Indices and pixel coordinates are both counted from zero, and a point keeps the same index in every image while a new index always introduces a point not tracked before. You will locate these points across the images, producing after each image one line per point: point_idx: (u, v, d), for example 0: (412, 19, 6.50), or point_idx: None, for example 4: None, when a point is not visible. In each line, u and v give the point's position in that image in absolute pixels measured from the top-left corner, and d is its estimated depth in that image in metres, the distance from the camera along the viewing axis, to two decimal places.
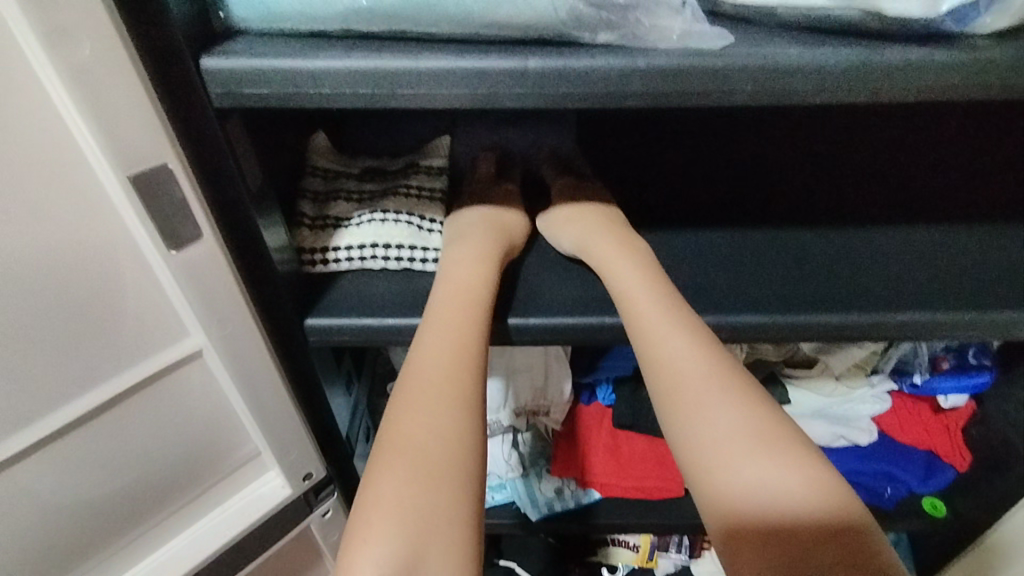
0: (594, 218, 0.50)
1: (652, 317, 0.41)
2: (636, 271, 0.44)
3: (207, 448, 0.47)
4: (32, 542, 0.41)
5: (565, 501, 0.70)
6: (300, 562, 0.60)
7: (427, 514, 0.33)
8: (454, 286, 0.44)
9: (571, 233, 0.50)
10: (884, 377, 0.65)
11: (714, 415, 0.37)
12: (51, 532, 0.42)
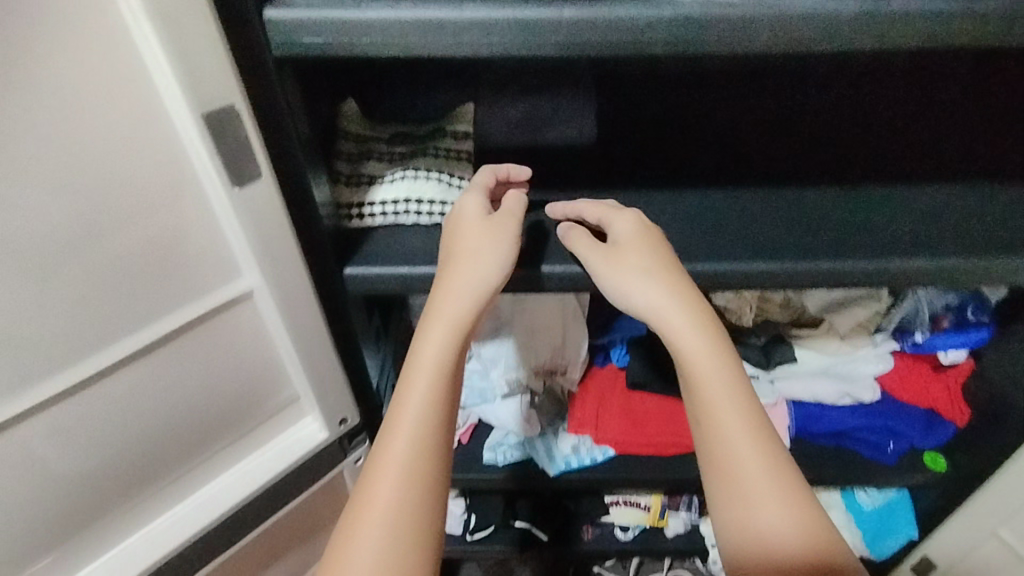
0: (654, 262, 0.45)
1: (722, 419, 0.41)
2: (711, 356, 0.42)
3: (252, 388, 0.50)
4: (100, 465, 0.45)
5: (582, 457, 0.73)
6: (331, 508, 0.63)
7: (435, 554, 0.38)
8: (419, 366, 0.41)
9: (630, 282, 0.44)
10: (887, 337, 0.68)
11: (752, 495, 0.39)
12: (116, 458, 0.45)
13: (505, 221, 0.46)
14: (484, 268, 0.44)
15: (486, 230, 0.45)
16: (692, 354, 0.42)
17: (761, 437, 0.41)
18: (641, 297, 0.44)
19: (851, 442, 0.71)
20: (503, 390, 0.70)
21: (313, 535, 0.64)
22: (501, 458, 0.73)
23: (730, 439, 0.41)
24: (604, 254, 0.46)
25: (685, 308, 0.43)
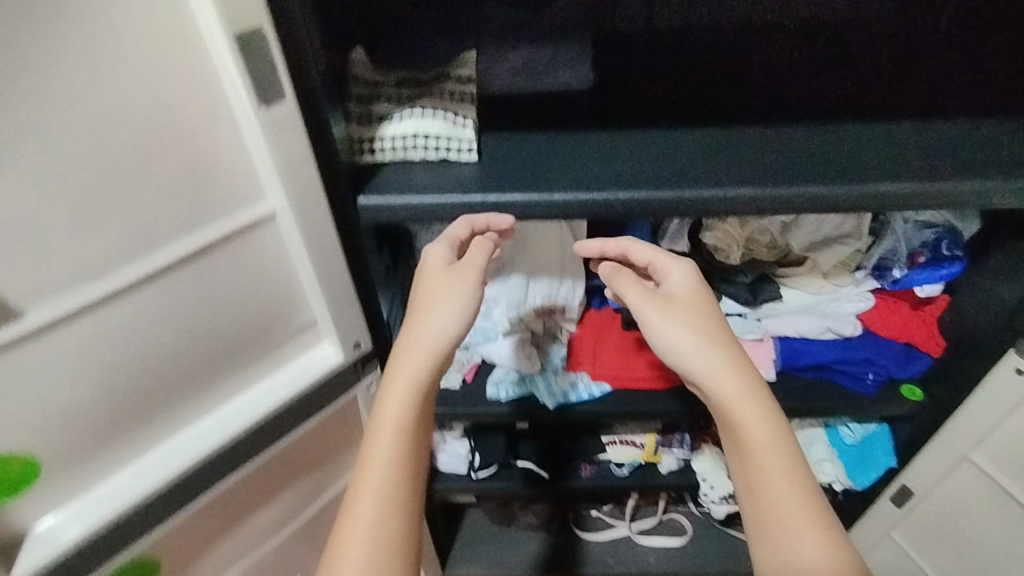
0: (695, 307, 0.52)
1: (760, 455, 0.47)
2: (761, 418, 0.48)
3: (274, 312, 0.53)
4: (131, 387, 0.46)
5: (580, 392, 0.77)
6: (344, 434, 0.67)
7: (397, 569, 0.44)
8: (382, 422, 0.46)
9: (677, 324, 0.51)
10: (867, 274, 0.72)
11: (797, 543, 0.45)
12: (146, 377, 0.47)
13: (460, 274, 0.51)
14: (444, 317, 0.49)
15: (445, 286, 0.51)
16: (730, 400, 0.48)
17: (785, 471, 0.47)
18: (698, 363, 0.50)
19: (834, 375, 0.76)
20: (504, 329, 0.73)
21: (327, 464, 0.67)
22: (503, 394, 0.76)
23: (767, 485, 0.47)
24: (651, 296, 0.53)
25: (726, 354, 0.50)
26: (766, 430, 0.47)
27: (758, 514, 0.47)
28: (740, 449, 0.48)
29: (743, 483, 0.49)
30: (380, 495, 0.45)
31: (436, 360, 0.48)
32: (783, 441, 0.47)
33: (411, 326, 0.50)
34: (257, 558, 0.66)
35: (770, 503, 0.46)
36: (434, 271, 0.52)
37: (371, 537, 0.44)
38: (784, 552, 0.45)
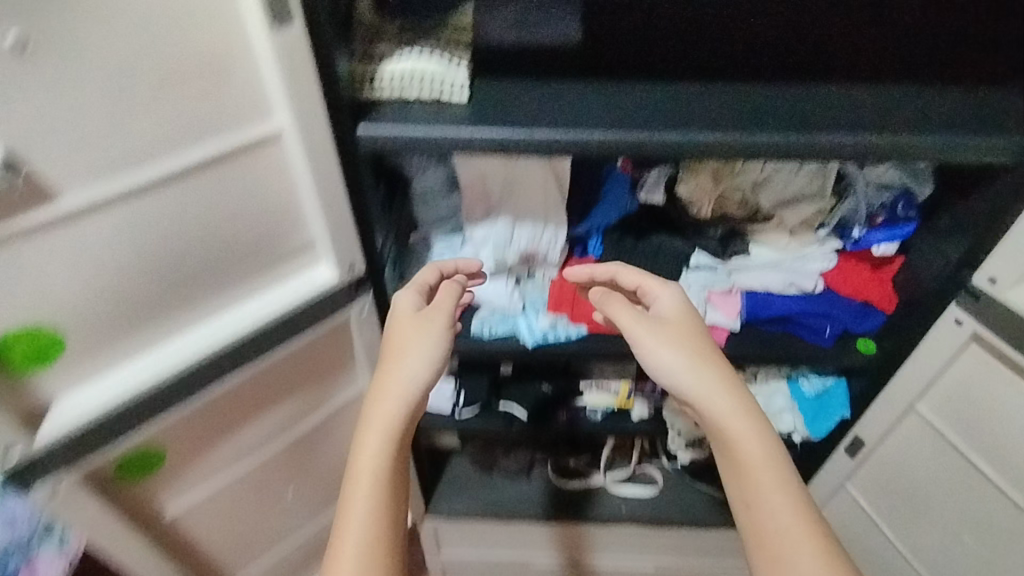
0: (683, 331, 0.59)
1: (756, 473, 0.52)
2: (759, 438, 0.53)
3: (276, 228, 0.58)
4: (144, 280, 0.52)
5: (558, 332, 0.81)
6: (335, 356, 0.72)
7: None
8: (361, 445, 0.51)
9: (667, 346, 0.57)
10: (829, 233, 0.78)
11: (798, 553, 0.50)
12: (157, 274, 0.52)
13: (429, 316, 0.58)
14: (423, 353, 0.55)
15: (416, 328, 0.57)
16: (725, 421, 0.53)
17: (781, 490, 0.52)
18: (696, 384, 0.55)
19: (795, 326, 0.81)
20: (490, 268, 0.80)
21: (318, 383, 0.73)
22: (486, 331, 0.82)
23: (764, 501, 0.52)
24: (642, 319, 0.60)
25: (717, 376, 0.55)
26: (763, 450, 0.53)
27: (755, 527, 0.52)
28: (736, 467, 0.53)
29: (739, 499, 0.54)
30: (368, 509, 0.49)
31: (410, 392, 0.53)
32: (778, 461, 0.52)
33: (388, 358, 0.55)
34: (251, 465, 0.72)
35: (767, 516, 0.51)
36: (404, 313, 0.58)
37: (362, 550, 0.48)
38: (780, 563, 0.50)
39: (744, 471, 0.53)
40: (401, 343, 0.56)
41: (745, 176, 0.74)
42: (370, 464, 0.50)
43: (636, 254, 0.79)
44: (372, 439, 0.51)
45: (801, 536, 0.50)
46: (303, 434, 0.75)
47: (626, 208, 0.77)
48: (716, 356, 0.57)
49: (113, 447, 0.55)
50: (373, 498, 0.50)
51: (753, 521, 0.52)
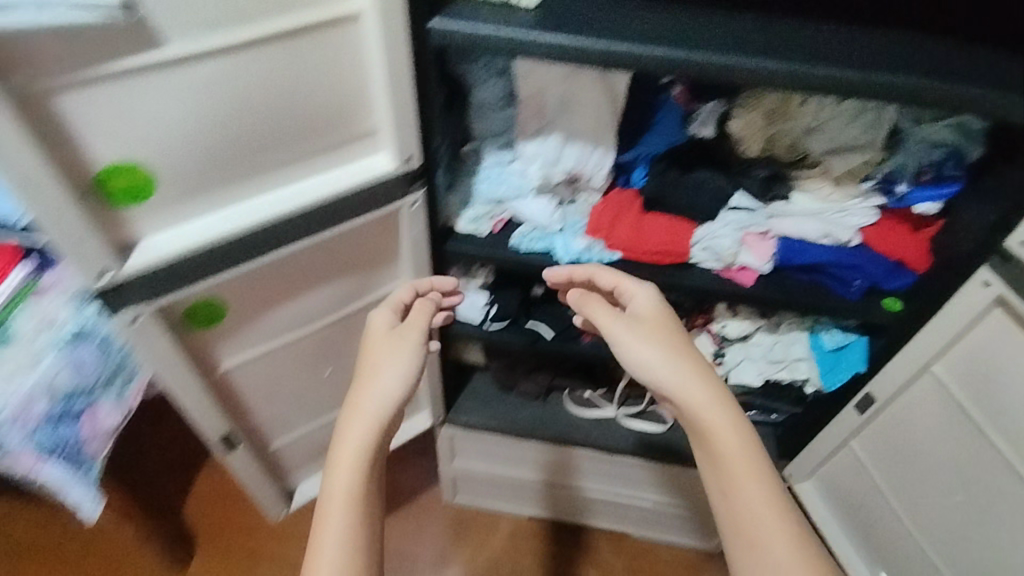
0: (657, 327, 0.70)
1: (731, 463, 0.61)
2: (736, 430, 0.62)
3: (345, 107, 0.62)
4: (224, 136, 0.56)
5: (592, 255, 0.85)
6: (383, 245, 0.78)
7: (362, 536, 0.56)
8: (338, 446, 0.59)
9: (643, 341, 0.69)
10: (874, 187, 0.79)
11: (768, 526, 0.59)
12: (236, 133, 0.57)
13: (400, 337, 0.68)
14: (406, 353, 0.67)
15: (387, 347, 0.68)
16: (701, 414, 0.63)
17: (753, 474, 0.61)
18: (673, 380, 0.65)
19: (825, 277, 0.83)
20: (537, 185, 0.84)
21: (364, 270, 0.79)
22: (523, 245, 0.86)
23: (739, 484, 0.61)
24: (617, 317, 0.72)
25: (692, 369, 0.65)
26: (736, 439, 0.62)
27: (732, 512, 0.61)
28: (713, 456, 0.63)
29: (716, 482, 0.63)
30: (345, 494, 0.57)
31: (384, 402, 0.62)
32: (750, 451, 0.61)
33: (364, 378, 0.65)
34: (297, 334, 0.79)
35: (741, 502, 0.60)
36: (377, 335, 0.69)
37: (347, 502, 0.57)
38: (750, 542, 0.59)
39: (719, 457, 0.62)
40: (375, 363, 0.66)
41: (798, 120, 0.76)
42: (348, 463, 0.58)
43: (679, 187, 0.82)
44: (349, 443, 0.59)
45: (771, 518, 0.59)
46: (346, 316, 0.82)
47: (674, 141, 0.79)
48: (689, 348, 0.68)
49: (185, 292, 0.61)
50: (349, 498, 0.57)
51: (729, 508, 0.61)
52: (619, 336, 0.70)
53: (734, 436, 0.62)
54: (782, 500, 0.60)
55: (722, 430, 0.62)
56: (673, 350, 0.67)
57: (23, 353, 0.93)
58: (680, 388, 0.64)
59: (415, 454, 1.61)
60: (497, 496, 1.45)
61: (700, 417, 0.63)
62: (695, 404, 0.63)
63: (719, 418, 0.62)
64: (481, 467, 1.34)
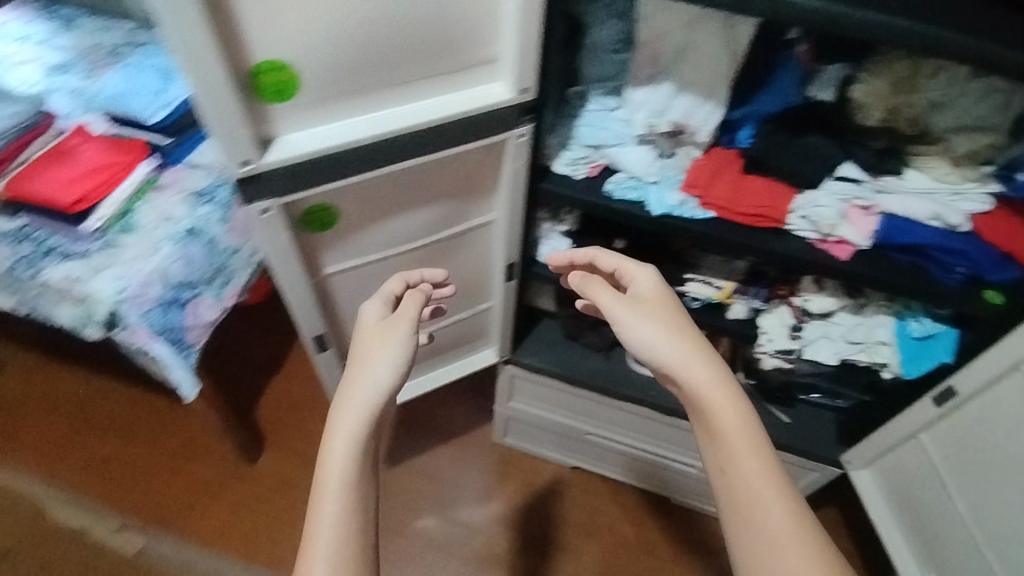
0: (659, 305, 0.72)
1: (729, 437, 0.63)
2: (732, 405, 0.64)
3: (472, 32, 0.65)
4: (363, 48, 0.60)
5: (686, 211, 0.85)
6: (484, 174, 0.81)
7: (357, 533, 0.59)
8: (331, 434, 0.61)
9: (644, 320, 0.70)
10: (994, 174, 0.75)
11: (765, 494, 0.61)
12: (375, 46, 0.60)
13: (391, 324, 0.70)
14: (395, 346, 0.68)
15: (379, 335, 0.69)
16: (701, 389, 0.65)
17: (749, 449, 0.62)
18: (672, 351, 0.67)
19: (926, 261, 0.81)
20: (639, 133, 0.85)
21: (462, 197, 0.82)
22: (617, 193, 0.86)
23: (735, 457, 0.63)
24: (620, 299, 0.73)
25: (691, 347, 0.68)
26: (733, 416, 0.64)
27: (730, 487, 0.63)
28: (713, 432, 0.64)
29: (713, 459, 0.65)
30: (336, 497, 0.59)
31: (373, 393, 0.64)
32: (749, 427, 0.63)
33: (356, 368, 0.67)
34: (395, 252, 0.84)
35: (739, 474, 0.62)
36: (369, 326, 0.71)
37: (339, 506, 0.59)
38: (748, 516, 0.61)
39: (720, 434, 0.64)
40: (363, 354, 0.68)
41: (923, 94, 0.73)
42: (340, 453, 0.60)
43: (784, 150, 0.80)
44: (341, 430, 0.62)
45: (770, 493, 0.61)
46: (439, 241, 0.87)
47: (789, 99, 0.77)
48: (688, 325, 0.70)
49: (310, 192, 0.66)
50: (341, 485, 0.60)
51: (727, 483, 0.63)
52: (620, 316, 0.72)
53: (729, 406, 0.64)
54: (777, 470, 0.62)
55: (717, 403, 0.64)
56: (672, 322, 0.70)
57: (146, 239, 1.02)
58: (678, 359, 0.67)
59: (472, 392, 1.68)
60: (547, 442, 1.51)
61: (697, 386, 0.66)
62: (692, 375, 0.66)
63: (716, 390, 0.65)
64: (536, 412, 1.39)
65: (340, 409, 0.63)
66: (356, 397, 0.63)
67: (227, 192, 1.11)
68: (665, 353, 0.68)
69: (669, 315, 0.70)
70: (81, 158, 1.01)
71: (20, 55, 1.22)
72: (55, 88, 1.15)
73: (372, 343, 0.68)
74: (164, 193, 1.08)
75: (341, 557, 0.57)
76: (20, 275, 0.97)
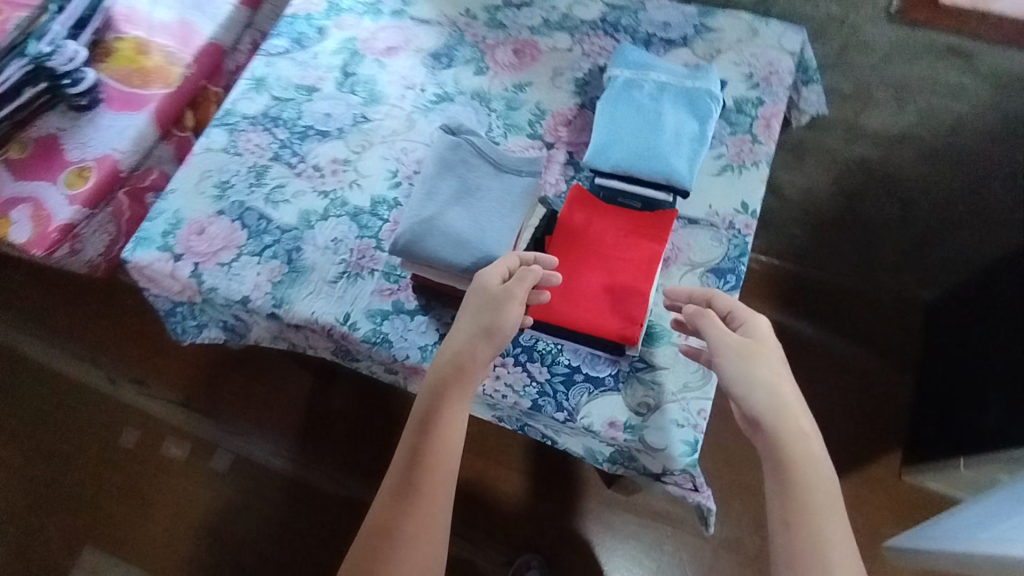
0: (771, 356, 0.67)
1: (809, 493, 0.64)
2: (822, 466, 0.65)
3: None
4: None
5: None
6: None
7: (442, 481, 0.64)
8: (433, 379, 0.64)
9: (752, 365, 0.66)
10: None
11: (834, 558, 0.62)
12: None
13: (505, 303, 0.62)
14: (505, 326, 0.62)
15: (493, 307, 0.62)
16: (798, 445, 0.65)
17: (828, 508, 0.64)
18: (769, 405, 0.65)
19: None
20: None
21: None
22: None
23: (816, 513, 0.63)
24: (735, 340, 0.68)
25: (792, 404, 0.66)
26: (814, 475, 0.65)
27: (798, 534, 0.63)
28: (792, 485, 0.64)
29: (781, 513, 0.64)
30: (424, 437, 0.64)
31: (479, 356, 0.63)
32: (828, 495, 0.64)
33: (470, 338, 0.63)
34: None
35: (813, 527, 0.63)
36: (483, 295, 0.63)
37: (423, 455, 0.64)
38: (813, 567, 0.62)
39: (798, 487, 0.64)
40: (476, 326, 0.63)
41: None
42: (442, 402, 0.63)
43: None
44: (440, 392, 0.63)
45: (834, 552, 0.62)
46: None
47: None
48: (789, 376, 0.67)
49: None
50: (434, 424, 0.64)
51: (795, 537, 0.63)
52: (720, 346, 0.68)
53: (816, 469, 0.64)
54: (847, 533, 0.64)
55: (806, 464, 0.64)
56: (776, 377, 0.66)
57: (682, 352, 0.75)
58: (775, 412, 0.65)
59: (854, 412, 1.45)
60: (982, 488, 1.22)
61: (789, 445, 0.64)
62: (785, 431, 0.65)
63: (806, 452, 0.65)
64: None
65: (440, 366, 0.64)
66: (460, 361, 0.63)
67: (746, 263, 0.80)
68: (760, 405, 0.65)
69: (779, 363, 0.67)
70: (613, 249, 0.71)
71: (407, 74, 0.96)
72: (484, 128, 0.90)
73: (483, 311, 0.63)
74: (668, 269, 0.80)
75: (421, 498, 0.63)
76: (545, 416, 0.74)
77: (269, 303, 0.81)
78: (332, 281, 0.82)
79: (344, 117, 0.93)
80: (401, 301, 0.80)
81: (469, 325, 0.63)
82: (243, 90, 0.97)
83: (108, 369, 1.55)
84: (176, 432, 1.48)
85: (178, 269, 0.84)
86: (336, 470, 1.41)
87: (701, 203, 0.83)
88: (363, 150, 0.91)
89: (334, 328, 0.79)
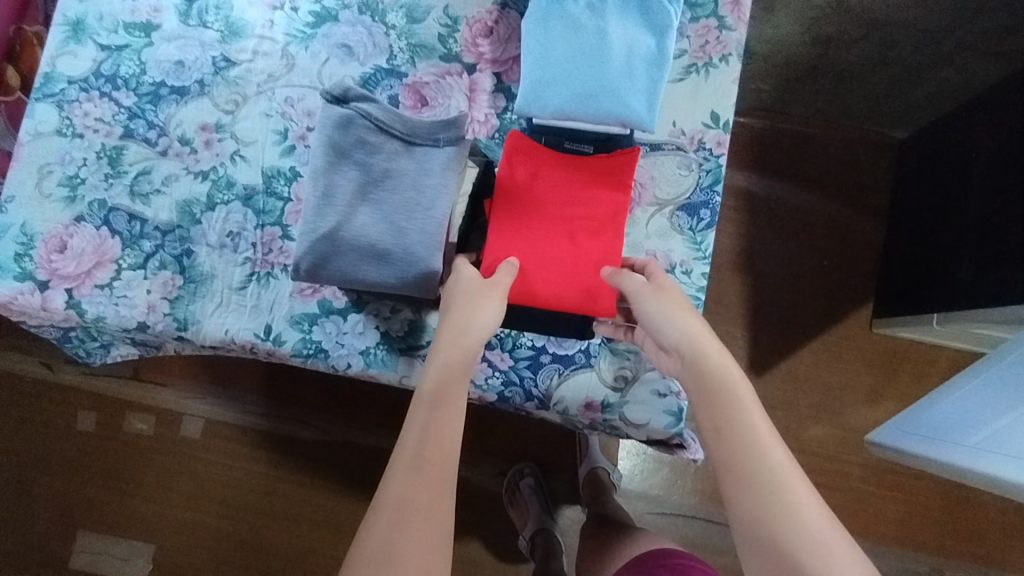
0: (671, 288, 0.58)
1: (731, 396, 0.53)
2: (740, 367, 0.54)
3: None
4: None
5: None
6: None
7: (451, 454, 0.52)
8: (435, 357, 0.55)
9: (652, 303, 0.57)
10: None
11: (773, 462, 0.50)
12: None
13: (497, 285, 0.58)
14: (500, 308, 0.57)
15: (485, 288, 0.57)
16: (710, 353, 0.54)
17: (756, 407, 0.53)
18: (677, 334, 0.55)
19: None
20: None
21: None
22: None
23: (744, 416, 0.52)
24: (632, 280, 0.58)
25: (700, 322, 0.56)
26: (735, 378, 0.54)
27: (730, 448, 0.51)
28: (713, 393, 0.53)
29: (711, 424, 0.53)
30: (430, 413, 0.53)
31: (480, 332, 0.56)
32: (753, 398, 0.53)
33: (469, 310, 0.56)
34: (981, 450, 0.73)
35: (745, 431, 0.51)
36: (471, 279, 0.58)
37: (431, 428, 0.52)
38: (756, 482, 0.50)
39: (719, 394, 0.53)
40: (476, 299, 0.56)
41: None
42: (448, 376, 0.54)
43: None
44: (444, 364, 0.54)
45: (786, 472, 0.50)
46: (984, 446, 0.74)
47: None
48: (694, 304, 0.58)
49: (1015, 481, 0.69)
50: (442, 398, 0.54)
51: (729, 452, 0.51)
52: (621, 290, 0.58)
53: (737, 373, 0.54)
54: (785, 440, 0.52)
55: (724, 367, 0.54)
56: (681, 307, 0.57)
57: None
58: (686, 338, 0.55)
59: None
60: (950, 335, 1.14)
61: (705, 357, 0.54)
62: (700, 350, 0.54)
63: (723, 358, 0.54)
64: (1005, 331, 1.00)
65: (442, 340, 0.55)
66: (464, 333, 0.55)
67: (721, 192, 0.68)
68: (671, 337, 0.55)
69: (678, 292, 0.58)
70: (564, 215, 0.61)
71: None
72: (385, 54, 0.71)
73: (476, 290, 0.57)
74: (632, 213, 0.68)
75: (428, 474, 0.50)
76: (514, 405, 0.67)
77: (172, 326, 0.69)
78: (240, 287, 0.69)
79: (201, 63, 0.72)
80: (327, 300, 0.68)
81: (464, 302, 0.56)
82: (59, 41, 0.73)
83: (39, 353, 1.41)
84: (136, 407, 1.39)
85: (48, 300, 0.68)
86: (313, 418, 1.37)
87: (662, 122, 0.68)
88: (237, 107, 0.71)
89: (256, 345, 0.68)
